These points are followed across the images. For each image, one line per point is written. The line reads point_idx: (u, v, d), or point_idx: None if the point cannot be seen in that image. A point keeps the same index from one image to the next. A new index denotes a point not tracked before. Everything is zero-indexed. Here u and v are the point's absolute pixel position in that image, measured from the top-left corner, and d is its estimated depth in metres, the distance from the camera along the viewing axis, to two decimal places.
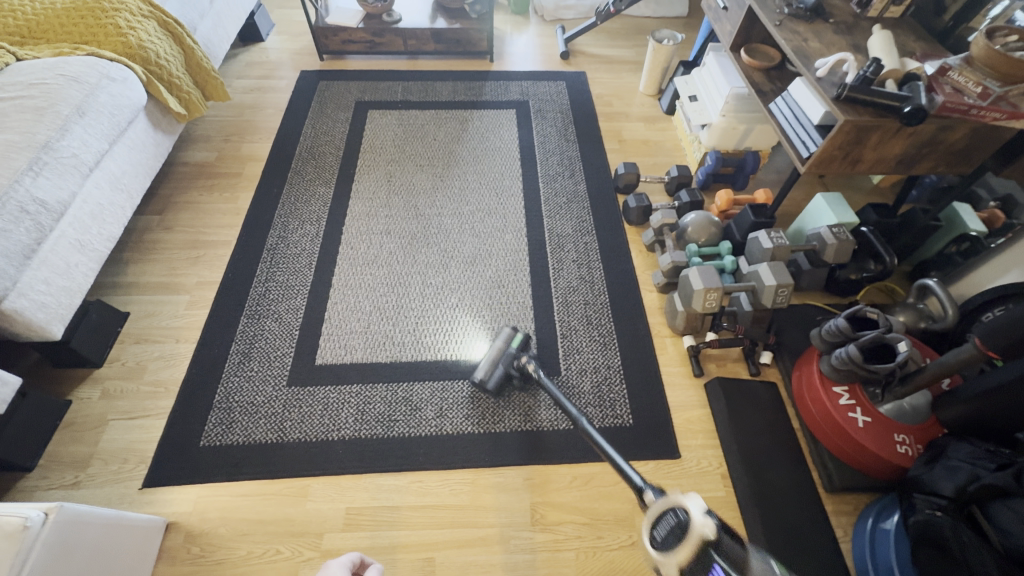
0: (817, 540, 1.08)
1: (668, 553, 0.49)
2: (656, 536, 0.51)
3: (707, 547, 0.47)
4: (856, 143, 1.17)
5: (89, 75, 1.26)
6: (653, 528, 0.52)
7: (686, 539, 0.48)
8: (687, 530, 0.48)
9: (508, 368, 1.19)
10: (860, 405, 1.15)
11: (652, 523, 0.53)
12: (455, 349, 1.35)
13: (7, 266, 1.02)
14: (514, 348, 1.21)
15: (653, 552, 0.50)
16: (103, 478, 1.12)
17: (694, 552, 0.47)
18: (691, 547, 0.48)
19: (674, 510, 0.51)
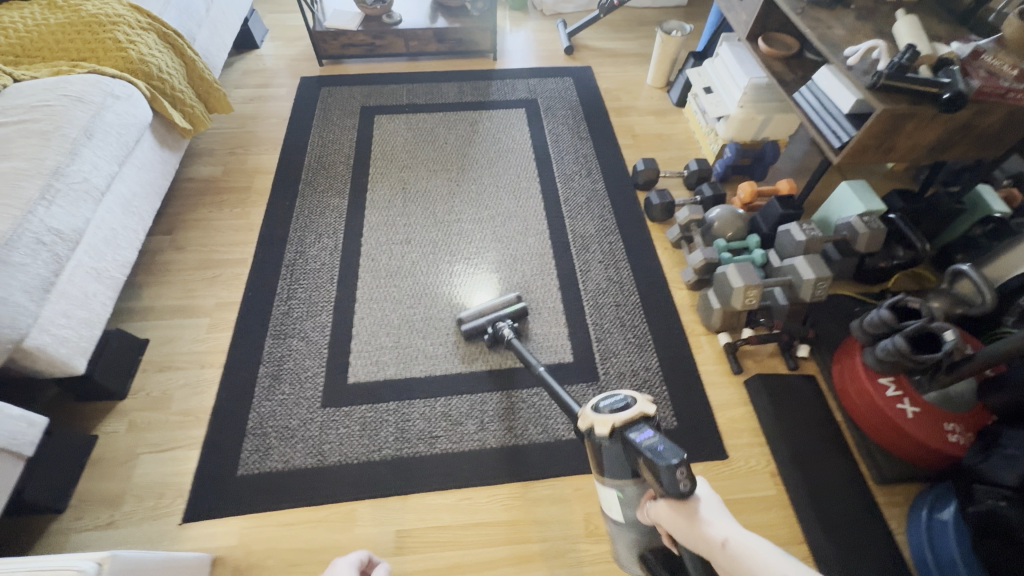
0: (873, 534, 1.08)
1: (612, 419, 0.73)
2: (602, 407, 0.76)
3: (641, 419, 0.73)
4: (891, 131, 1.15)
5: (93, 94, 1.20)
6: (600, 404, 0.76)
7: (629, 411, 0.74)
8: (630, 407, 0.74)
9: (491, 325, 1.27)
10: (907, 395, 1.13)
11: (600, 401, 0.77)
12: (459, 291, 1.45)
13: (28, 302, 0.97)
14: (507, 312, 1.31)
15: (594, 416, 0.75)
16: (140, 515, 1.08)
17: (631, 419, 0.72)
18: (631, 417, 0.73)
19: (625, 396, 0.76)
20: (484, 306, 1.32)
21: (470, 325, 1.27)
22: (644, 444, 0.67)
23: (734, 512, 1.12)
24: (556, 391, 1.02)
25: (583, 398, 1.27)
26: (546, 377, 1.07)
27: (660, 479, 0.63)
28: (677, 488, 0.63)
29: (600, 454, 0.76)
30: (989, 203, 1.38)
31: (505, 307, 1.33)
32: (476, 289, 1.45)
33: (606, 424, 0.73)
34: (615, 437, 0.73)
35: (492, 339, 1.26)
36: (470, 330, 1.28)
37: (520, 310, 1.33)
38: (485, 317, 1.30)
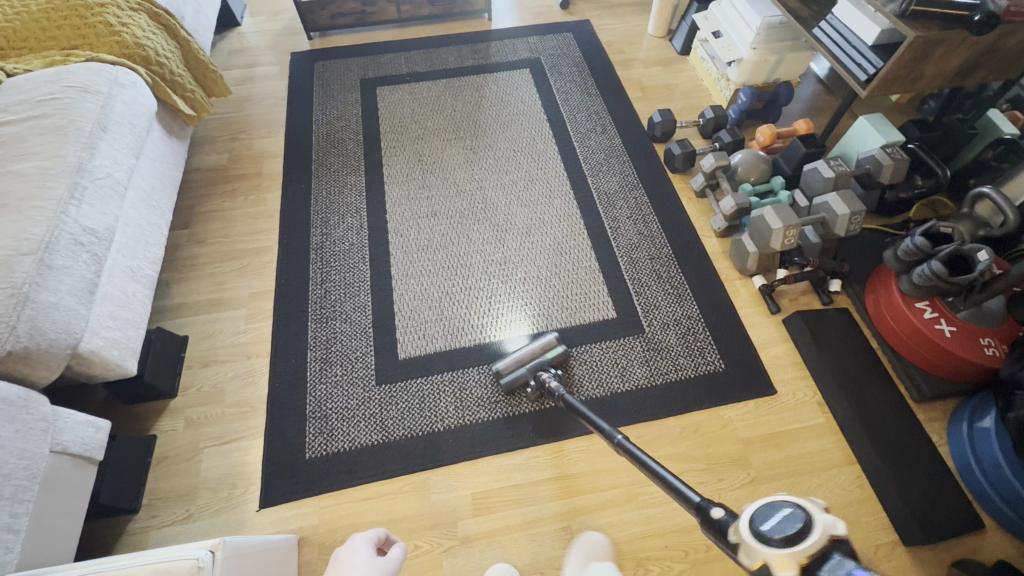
0: (918, 447, 1.15)
1: (795, 553, 0.38)
2: (760, 529, 0.41)
3: (831, 546, 0.38)
4: (921, 59, 1.17)
5: (99, 83, 1.14)
6: (754, 523, 0.41)
7: (804, 530, 0.38)
8: (807, 523, 0.39)
9: (532, 375, 1.16)
10: (944, 316, 1.18)
11: (751, 519, 0.42)
12: (494, 331, 1.32)
13: (78, 306, 0.94)
14: (549, 358, 1.19)
15: (762, 550, 0.40)
16: (215, 506, 1.08)
17: (819, 550, 0.37)
18: (819, 546, 0.38)
19: (789, 502, 0.41)
20: (521, 353, 1.19)
21: (511, 379, 1.15)
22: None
23: (789, 442, 1.18)
24: (570, 400, 0.99)
25: (631, 353, 1.29)
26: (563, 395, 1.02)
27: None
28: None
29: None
30: (1001, 127, 1.43)
31: (544, 351, 1.21)
32: (509, 320, 1.34)
33: (784, 565, 0.38)
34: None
35: (538, 392, 1.14)
36: (511, 385, 1.17)
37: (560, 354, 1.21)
38: (524, 366, 1.18)
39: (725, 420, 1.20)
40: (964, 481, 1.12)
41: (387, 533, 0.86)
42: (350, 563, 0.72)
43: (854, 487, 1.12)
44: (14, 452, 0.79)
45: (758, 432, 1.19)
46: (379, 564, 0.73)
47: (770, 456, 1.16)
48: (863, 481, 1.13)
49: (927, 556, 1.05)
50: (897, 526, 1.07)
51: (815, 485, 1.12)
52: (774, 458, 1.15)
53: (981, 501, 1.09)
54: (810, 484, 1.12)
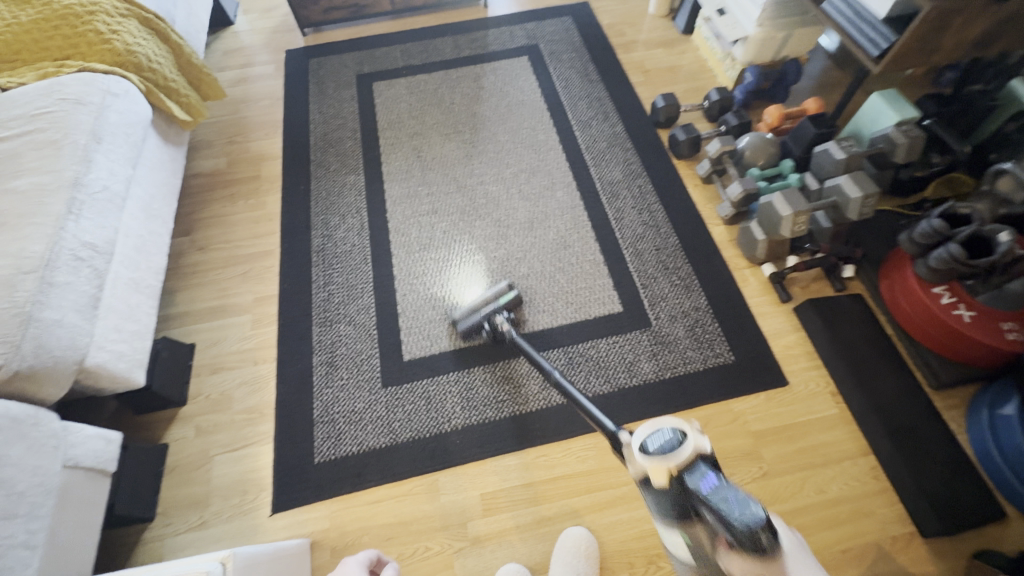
0: (937, 436, 1.13)
1: (666, 462, 0.57)
2: (648, 445, 0.60)
3: (696, 459, 0.58)
4: (938, 30, 1.11)
5: (91, 93, 1.13)
6: (645, 441, 0.61)
7: (681, 447, 0.58)
8: (681, 442, 0.58)
9: (486, 320, 1.19)
10: (963, 300, 1.14)
11: (643, 437, 0.61)
12: (446, 292, 1.37)
13: (82, 321, 0.94)
14: (504, 304, 1.22)
15: (648, 463, 0.59)
16: (228, 512, 1.10)
17: (687, 460, 0.57)
18: (685, 458, 0.57)
19: (670, 426, 0.60)
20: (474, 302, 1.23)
21: (467, 325, 1.19)
22: (713, 497, 0.54)
23: (802, 434, 1.15)
24: (551, 372, 0.98)
25: (638, 347, 1.27)
26: (519, 343, 1.10)
27: (731, 532, 0.51)
28: (754, 544, 0.50)
29: (656, 502, 0.60)
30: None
31: (499, 297, 1.24)
32: (465, 273, 1.40)
33: (661, 471, 0.58)
34: (673, 487, 0.57)
35: (493, 336, 1.19)
36: (467, 331, 1.20)
37: (515, 298, 1.24)
38: (477, 313, 1.21)
39: (735, 414, 1.18)
40: (985, 471, 1.09)
41: (377, 554, 0.93)
42: None
43: (869, 479, 1.10)
44: (27, 469, 0.80)
45: (769, 425, 1.17)
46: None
47: (783, 449, 1.14)
48: (879, 473, 1.11)
49: (947, 547, 1.03)
50: (915, 518, 1.05)
51: (829, 478, 1.10)
52: (786, 451, 1.13)
53: (1003, 491, 1.06)
54: (824, 477, 1.10)
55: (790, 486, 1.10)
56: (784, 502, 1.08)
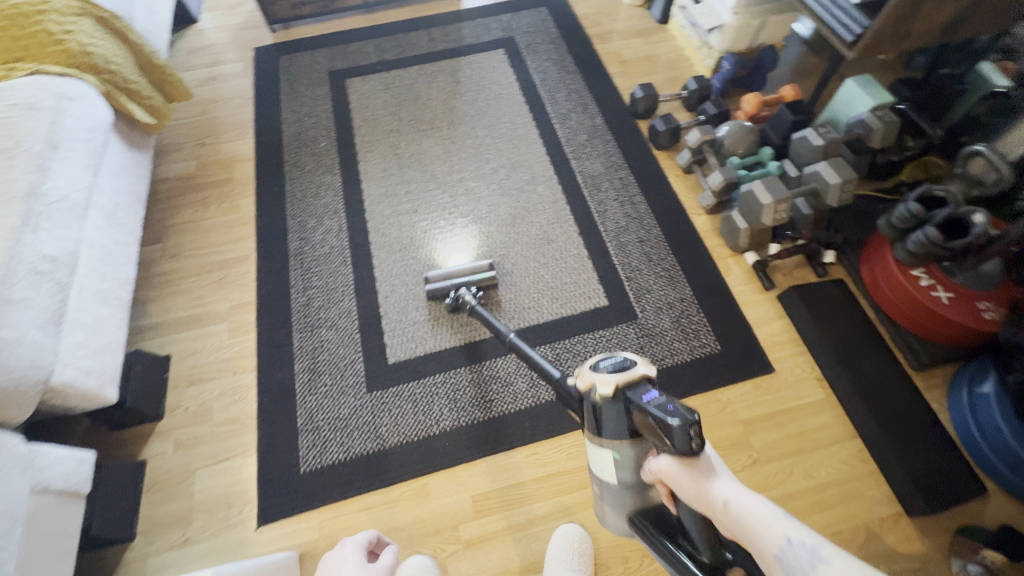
0: (919, 417, 1.14)
1: (615, 380, 0.67)
2: (601, 367, 0.70)
3: (642, 380, 0.68)
4: (909, 14, 1.12)
5: (44, 98, 1.07)
6: (599, 365, 0.71)
7: (630, 369, 0.68)
8: (631, 368, 0.69)
9: (454, 289, 1.25)
10: (940, 282, 1.16)
11: (598, 361, 0.72)
12: (431, 250, 1.41)
13: (44, 339, 0.90)
14: (477, 280, 1.27)
15: (598, 377, 0.68)
16: (213, 528, 1.07)
17: (633, 378, 0.67)
18: (633, 379, 0.67)
19: (625, 357, 0.71)
20: (453, 270, 1.28)
21: (432, 286, 1.24)
22: (650, 404, 0.62)
23: (790, 421, 1.16)
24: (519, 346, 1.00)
25: (625, 340, 1.27)
26: (479, 313, 1.15)
27: (671, 437, 0.59)
28: (687, 447, 0.58)
29: (598, 415, 0.69)
30: (993, 80, 1.35)
31: (476, 273, 1.29)
32: (449, 251, 1.41)
33: (608, 384, 0.67)
34: (618, 398, 0.67)
35: (453, 306, 1.24)
36: (435, 292, 1.26)
37: (491, 277, 1.29)
38: (451, 280, 1.27)
39: (724, 403, 1.19)
40: (967, 450, 1.11)
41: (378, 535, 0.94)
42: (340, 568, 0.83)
43: (856, 462, 1.12)
44: None
45: (757, 413, 1.17)
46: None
47: (772, 436, 1.14)
48: (866, 456, 1.12)
49: (932, 526, 1.05)
50: (902, 499, 1.07)
51: (817, 463, 1.12)
52: (775, 437, 1.14)
53: (983, 468, 1.09)
54: (812, 462, 1.12)
55: (780, 473, 1.11)
56: (775, 489, 1.09)
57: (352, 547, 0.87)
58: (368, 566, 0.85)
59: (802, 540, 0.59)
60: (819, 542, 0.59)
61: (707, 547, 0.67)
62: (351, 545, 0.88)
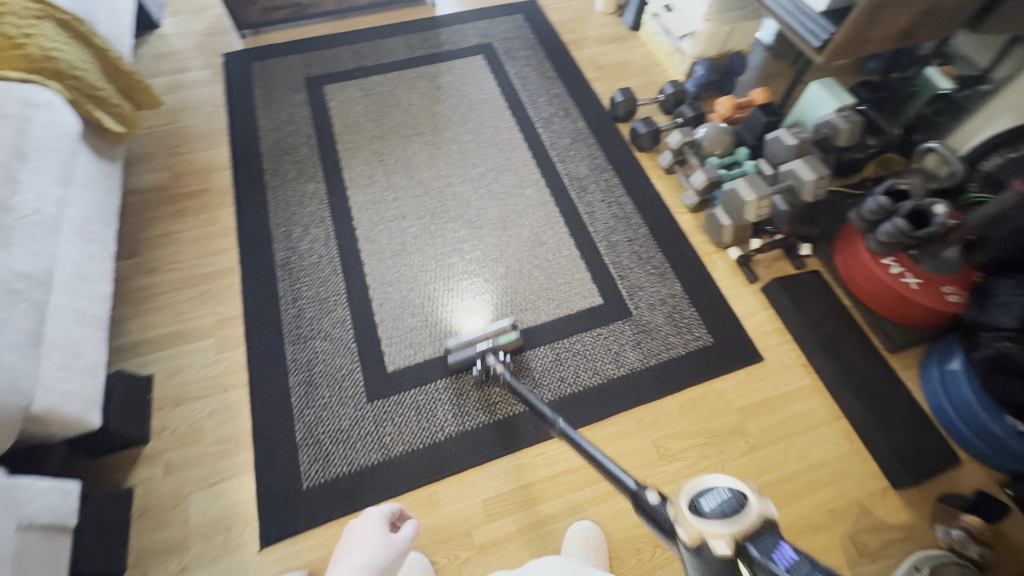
0: (897, 396, 1.22)
1: (730, 531, 0.48)
2: (701, 507, 0.50)
3: (761, 525, 0.49)
4: (870, 22, 1.20)
5: (8, 105, 1.00)
6: (696, 499, 0.51)
7: (746, 513, 0.49)
8: (745, 509, 0.49)
9: (480, 356, 1.16)
10: (908, 269, 1.24)
11: (694, 496, 0.51)
12: (447, 313, 1.31)
13: (23, 362, 0.83)
14: (501, 343, 1.18)
15: (706, 528, 0.49)
16: (213, 553, 1.02)
17: (752, 527, 0.48)
18: (751, 525, 0.48)
19: (728, 484, 0.50)
20: (474, 334, 1.18)
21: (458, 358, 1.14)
22: None
23: (781, 406, 1.22)
24: (537, 404, 0.96)
25: (622, 337, 1.30)
26: (512, 385, 1.06)
27: None
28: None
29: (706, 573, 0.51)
30: (939, 82, 1.45)
31: (498, 335, 1.20)
32: (459, 292, 1.35)
33: (723, 540, 0.48)
34: (738, 561, 0.48)
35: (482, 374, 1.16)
36: (459, 363, 1.16)
37: (515, 340, 1.20)
38: (473, 346, 1.17)
39: (719, 393, 1.23)
40: (940, 423, 1.20)
41: (400, 507, 0.85)
42: (362, 536, 0.74)
43: (844, 441, 1.18)
44: None
45: (751, 400, 1.22)
46: (390, 544, 0.73)
47: (766, 422, 1.20)
48: (852, 435, 1.19)
49: (915, 496, 1.12)
50: (887, 472, 1.14)
51: (808, 444, 1.18)
52: (769, 423, 1.20)
53: (956, 438, 1.17)
54: (804, 444, 1.17)
55: (776, 456, 1.16)
56: (772, 472, 1.14)
57: (374, 517, 0.78)
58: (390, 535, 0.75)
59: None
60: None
61: None
62: (374, 515, 0.79)
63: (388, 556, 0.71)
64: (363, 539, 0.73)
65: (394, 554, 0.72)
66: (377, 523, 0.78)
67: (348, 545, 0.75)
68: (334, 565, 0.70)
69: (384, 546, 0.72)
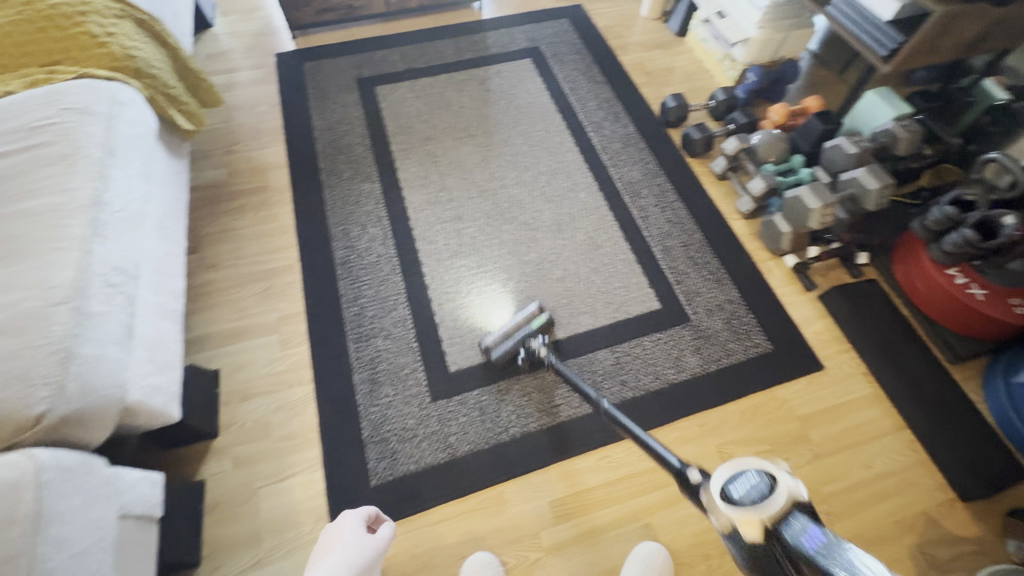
0: (962, 408, 1.22)
1: (758, 513, 0.51)
2: (731, 494, 0.54)
3: (793, 505, 0.52)
4: (941, 32, 1.21)
5: (97, 103, 1.02)
6: (724, 485, 0.55)
7: (777, 497, 0.52)
8: (775, 491, 0.52)
9: (520, 345, 1.16)
10: (974, 280, 1.22)
11: (724, 482, 0.55)
12: (471, 309, 1.32)
13: (120, 354, 0.85)
14: (536, 327, 1.18)
15: (733, 511, 0.53)
16: (285, 547, 1.03)
17: (784, 510, 0.51)
18: (783, 506, 0.51)
19: (757, 468, 0.54)
20: (507, 325, 1.18)
21: (501, 353, 1.15)
22: (829, 562, 0.47)
23: (844, 415, 1.21)
24: (566, 372, 1.06)
25: (681, 342, 1.30)
26: (561, 369, 1.08)
27: None
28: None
29: (746, 559, 0.54)
30: (995, 95, 1.46)
31: (530, 321, 1.20)
32: (483, 289, 1.35)
33: (755, 525, 0.51)
34: (770, 543, 0.51)
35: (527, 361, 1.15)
36: (501, 358, 1.16)
37: (547, 321, 1.20)
38: (510, 336, 1.17)
39: (781, 400, 1.23)
40: (1006, 435, 1.18)
41: (376, 511, 0.93)
42: (342, 540, 0.82)
43: (909, 452, 1.17)
44: (86, 522, 0.73)
45: (813, 409, 1.22)
46: (369, 543, 0.82)
47: (829, 431, 1.19)
48: (916, 445, 1.18)
49: (983, 509, 1.11)
50: (954, 484, 1.13)
51: (873, 453, 1.17)
52: (832, 432, 1.19)
53: None
54: (869, 453, 1.17)
55: (841, 465, 1.15)
56: (838, 481, 1.13)
57: (353, 518, 0.87)
58: (368, 535, 0.85)
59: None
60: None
61: None
62: (353, 518, 0.87)
63: (368, 555, 0.81)
64: (342, 540, 0.82)
65: (376, 553, 0.82)
66: (357, 525, 0.86)
67: (328, 546, 0.83)
68: (316, 565, 0.78)
69: (365, 545, 0.82)
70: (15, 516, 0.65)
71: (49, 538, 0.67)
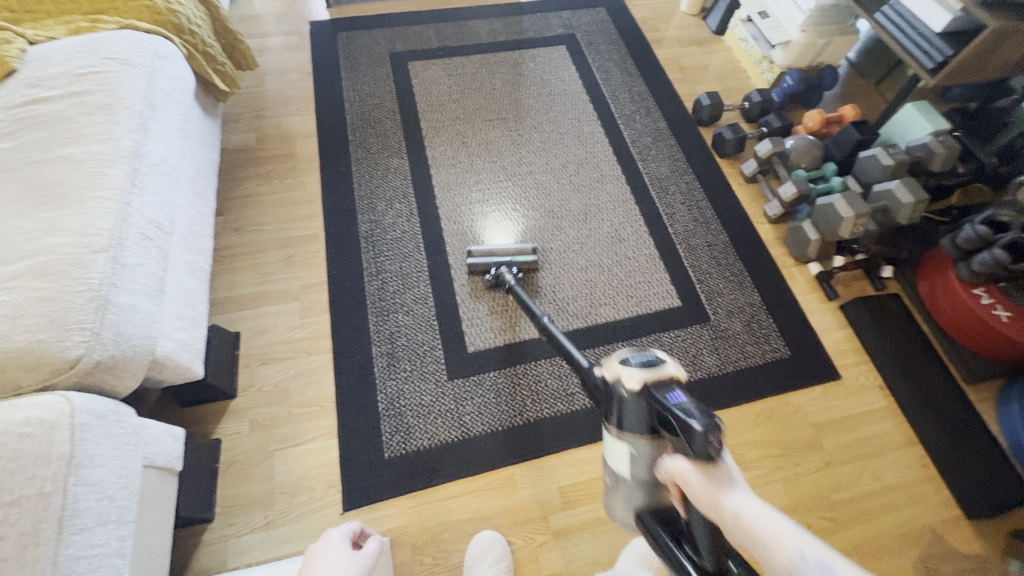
0: (976, 429, 1.21)
1: (640, 374, 0.67)
2: (628, 360, 0.71)
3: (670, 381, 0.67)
4: (991, 50, 1.20)
5: (140, 54, 1.02)
6: (626, 356, 0.72)
7: (659, 369, 0.68)
8: (662, 366, 0.68)
9: (496, 266, 1.27)
10: (1000, 301, 1.20)
11: (627, 354, 0.72)
12: (476, 227, 1.43)
13: (153, 306, 0.85)
14: (520, 261, 1.29)
15: (623, 367, 0.69)
16: (297, 511, 1.04)
17: (661, 378, 0.67)
18: (661, 377, 0.67)
19: (657, 354, 0.71)
20: (495, 248, 1.30)
21: (476, 260, 1.28)
22: (676, 406, 0.60)
23: (856, 426, 1.22)
24: (520, 294, 1.15)
25: (699, 341, 1.30)
26: (518, 292, 1.17)
27: (692, 442, 0.57)
28: (707, 452, 0.56)
29: (620, 408, 0.69)
30: None
31: (519, 254, 1.31)
32: (489, 224, 1.43)
33: (635, 379, 0.67)
34: (643, 395, 0.66)
35: (494, 282, 1.26)
36: (473, 266, 1.29)
37: (534, 260, 1.30)
38: (493, 257, 1.29)
39: (795, 406, 1.23)
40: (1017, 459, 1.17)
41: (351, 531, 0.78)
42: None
43: (919, 468, 1.18)
44: (114, 470, 0.74)
45: (826, 418, 1.22)
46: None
47: (841, 440, 1.19)
48: (927, 462, 1.18)
49: (988, 528, 1.12)
50: (963, 503, 1.13)
51: (884, 466, 1.17)
52: (843, 442, 1.19)
53: None
54: (879, 466, 1.17)
55: (851, 475, 1.16)
56: (846, 491, 1.14)
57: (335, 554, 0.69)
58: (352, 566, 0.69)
59: (815, 554, 0.50)
60: (835, 557, 0.49)
61: (711, 555, 0.60)
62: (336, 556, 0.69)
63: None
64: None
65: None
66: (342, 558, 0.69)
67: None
68: None
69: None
70: (49, 457, 0.66)
71: (81, 479, 0.68)
